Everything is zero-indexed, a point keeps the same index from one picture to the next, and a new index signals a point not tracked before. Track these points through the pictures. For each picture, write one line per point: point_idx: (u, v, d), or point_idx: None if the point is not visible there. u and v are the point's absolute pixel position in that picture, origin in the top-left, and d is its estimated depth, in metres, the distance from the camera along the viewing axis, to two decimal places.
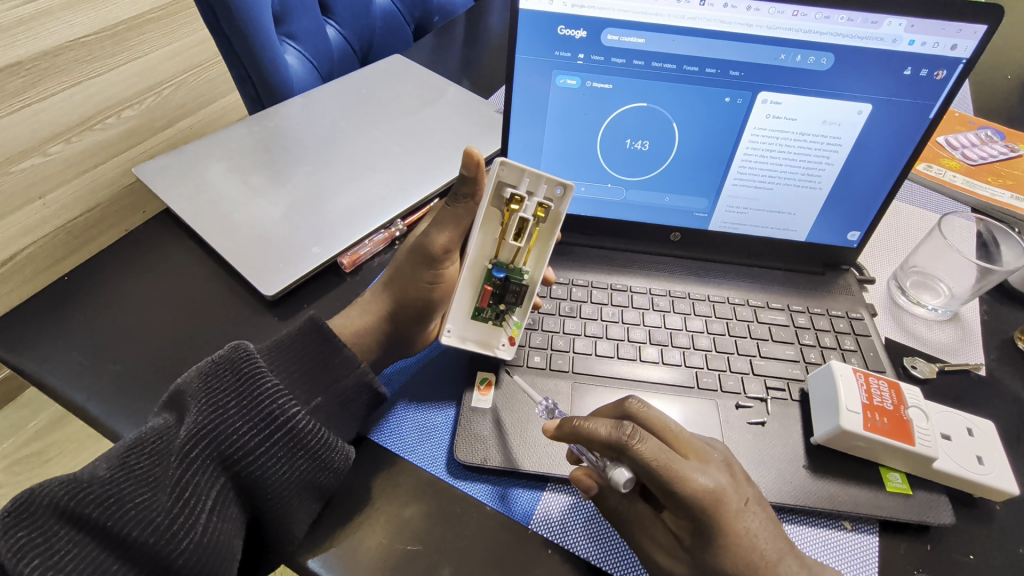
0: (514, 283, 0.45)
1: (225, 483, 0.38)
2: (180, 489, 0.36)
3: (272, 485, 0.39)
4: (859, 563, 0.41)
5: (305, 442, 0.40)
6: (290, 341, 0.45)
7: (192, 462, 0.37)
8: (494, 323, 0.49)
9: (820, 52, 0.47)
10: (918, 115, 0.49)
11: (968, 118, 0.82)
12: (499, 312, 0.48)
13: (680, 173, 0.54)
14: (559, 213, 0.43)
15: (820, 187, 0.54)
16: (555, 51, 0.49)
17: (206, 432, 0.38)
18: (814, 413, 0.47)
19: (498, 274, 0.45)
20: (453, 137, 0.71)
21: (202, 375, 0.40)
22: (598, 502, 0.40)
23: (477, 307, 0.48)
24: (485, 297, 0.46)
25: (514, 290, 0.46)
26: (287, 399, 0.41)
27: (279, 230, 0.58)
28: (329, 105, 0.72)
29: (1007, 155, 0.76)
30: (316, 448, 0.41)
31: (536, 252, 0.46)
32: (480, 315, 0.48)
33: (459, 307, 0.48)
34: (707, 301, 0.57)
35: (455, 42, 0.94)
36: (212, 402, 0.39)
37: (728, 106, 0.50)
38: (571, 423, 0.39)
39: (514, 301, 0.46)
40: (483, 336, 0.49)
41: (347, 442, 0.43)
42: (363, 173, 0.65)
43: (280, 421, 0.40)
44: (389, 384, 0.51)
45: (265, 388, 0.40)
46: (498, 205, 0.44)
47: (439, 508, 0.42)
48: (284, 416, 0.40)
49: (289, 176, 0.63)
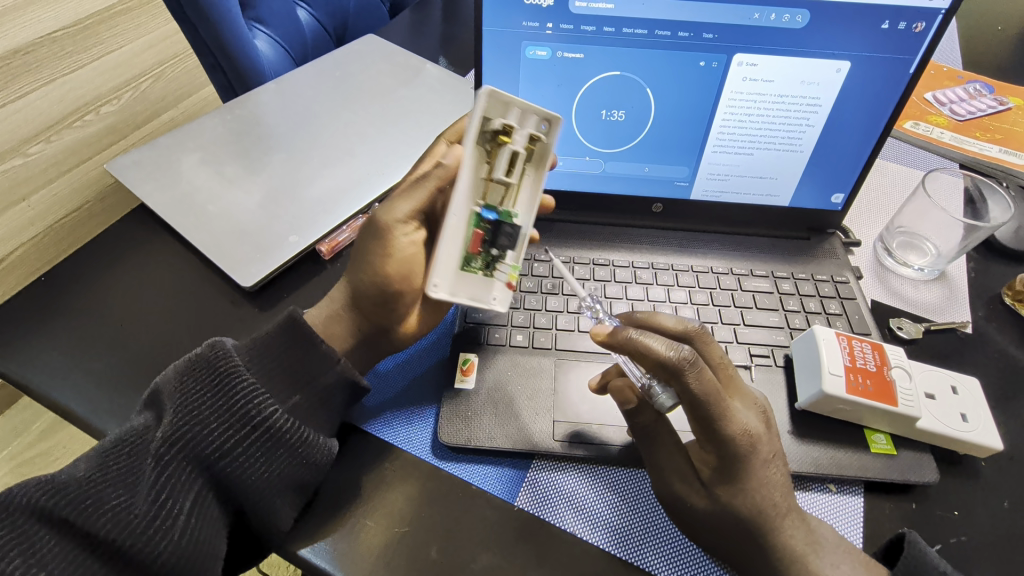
0: (507, 225, 0.42)
1: (205, 481, 0.38)
2: (157, 490, 0.36)
3: (251, 482, 0.38)
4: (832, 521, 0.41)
5: (283, 438, 0.40)
6: (267, 339, 0.43)
7: (167, 463, 0.37)
8: (485, 274, 0.43)
9: (795, 9, 0.46)
10: (898, 69, 0.48)
11: (957, 73, 0.80)
12: (489, 259, 0.43)
13: (658, 142, 0.53)
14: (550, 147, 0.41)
15: (801, 150, 0.52)
16: (523, 21, 0.47)
17: (181, 432, 0.37)
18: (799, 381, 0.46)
19: (488, 215, 0.41)
20: (431, 116, 0.70)
21: (179, 377, 0.40)
22: (632, 417, 0.41)
23: (466, 256, 0.42)
24: (476, 241, 0.41)
25: (507, 232, 0.42)
26: (263, 397, 0.40)
27: (254, 220, 0.57)
28: (302, 90, 0.71)
29: (996, 109, 0.74)
30: (295, 443, 0.40)
31: (526, 195, 0.43)
32: (469, 265, 0.42)
33: (447, 259, 0.41)
34: (689, 271, 0.56)
35: (432, 19, 0.91)
36: (189, 402, 0.38)
37: (702, 70, 0.49)
38: (625, 333, 0.37)
39: (509, 243, 0.42)
40: (472, 290, 0.42)
41: (329, 435, 0.43)
42: (340, 158, 0.64)
43: (256, 418, 0.39)
44: (378, 380, 0.49)
45: (240, 387, 0.40)
46: (484, 143, 0.40)
47: (425, 488, 0.43)
48: (259, 414, 0.39)
49: (262, 164, 0.62)
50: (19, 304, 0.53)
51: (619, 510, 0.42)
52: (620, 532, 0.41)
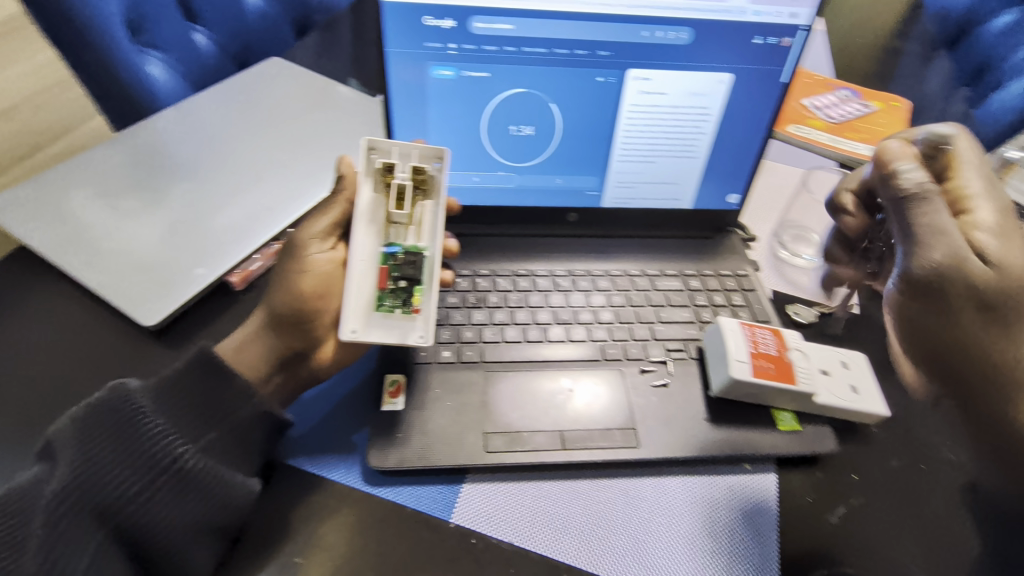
0: (409, 256, 0.45)
1: (104, 538, 0.34)
2: (47, 551, 0.33)
3: (161, 531, 0.36)
4: (749, 500, 0.44)
5: (196, 481, 0.38)
6: (178, 379, 0.40)
7: (59, 521, 0.33)
8: (402, 310, 0.45)
9: (678, 27, 0.49)
10: (772, 79, 0.52)
11: (828, 81, 0.89)
12: (401, 295, 0.45)
13: (566, 154, 0.55)
14: (440, 178, 0.47)
15: (697, 155, 0.56)
16: (425, 42, 0.48)
17: (76, 486, 0.34)
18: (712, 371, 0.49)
19: (391, 250, 0.46)
20: (343, 137, 0.69)
21: (75, 424, 0.37)
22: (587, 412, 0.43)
23: (378, 294, 0.45)
24: (382, 276, 0.45)
25: (411, 262, 0.45)
26: (173, 440, 0.38)
27: (155, 254, 0.54)
28: (202, 117, 0.68)
29: (862, 112, 0.83)
30: (210, 487, 0.38)
31: (426, 229, 0.47)
32: (383, 304, 0.45)
33: (356, 299, 0.44)
34: (606, 276, 0.58)
35: (340, 41, 0.91)
36: (86, 451, 0.35)
37: (601, 85, 0.52)
38: None
39: (414, 271, 0.45)
40: (391, 325, 0.44)
41: (250, 476, 0.40)
42: (248, 185, 0.61)
43: (165, 464, 0.37)
44: (301, 412, 0.47)
45: (147, 431, 0.37)
46: (379, 189, 0.47)
47: (356, 518, 0.41)
48: (169, 459, 0.37)
49: (163, 195, 0.59)
50: None
51: (556, 515, 0.43)
52: (558, 536, 0.41)
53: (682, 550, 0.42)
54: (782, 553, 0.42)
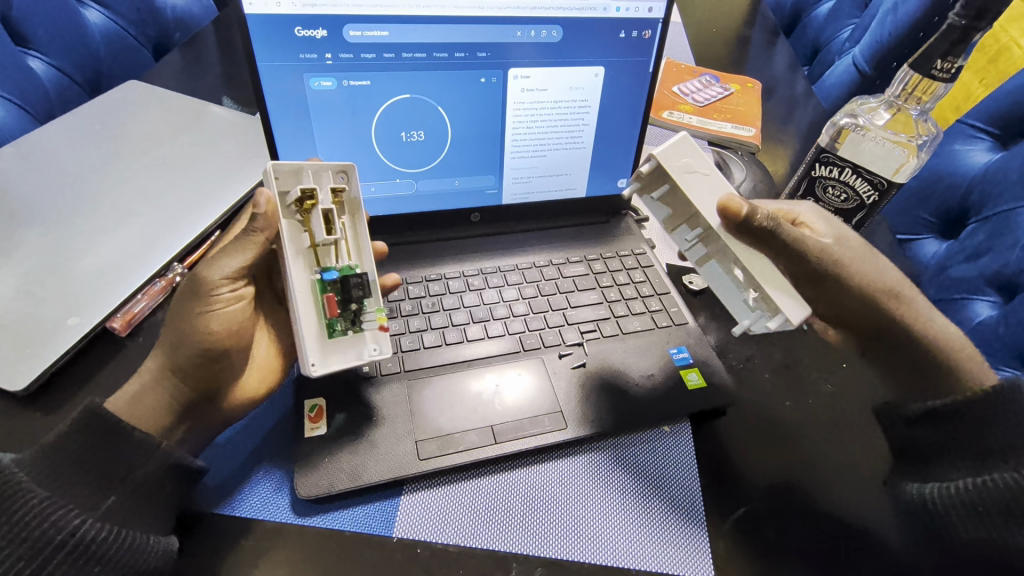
0: (353, 277, 0.40)
1: None
2: None
3: None
4: (673, 460, 0.48)
5: (100, 553, 0.34)
6: (61, 442, 0.36)
7: None
8: (354, 330, 0.41)
9: (550, 26, 0.52)
10: (641, 69, 0.56)
11: (692, 68, 0.97)
12: (353, 317, 0.41)
13: (460, 155, 0.56)
14: (357, 194, 0.42)
15: (584, 145, 0.59)
16: (300, 54, 0.47)
17: None
18: (699, 167, 0.43)
19: (330, 275, 0.40)
20: (222, 159, 0.65)
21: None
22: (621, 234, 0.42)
23: (326, 323, 0.40)
24: (330, 304, 0.40)
25: (356, 283, 0.40)
26: (65, 512, 0.34)
27: (14, 310, 0.48)
28: (50, 153, 0.61)
29: (724, 94, 0.92)
30: (118, 555, 0.34)
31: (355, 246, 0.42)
32: (334, 330, 0.41)
33: (307, 336, 0.39)
34: (516, 270, 0.60)
35: (204, 59, 0.85)
36: None
37: (485, 86, 0.53)
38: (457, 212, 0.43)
39: (363, 293, 0.41)
40: (345, 353, 0.40)
41: (162, 536, 0.37)
42: (118, 221, 0.56)
43: (58, 541, 0.33)
44: (218, 459, 0.43)
45: (28, 509, 0.33)
46: (294, 215, 0.40)
47: (292, 553, 0.40)
48: (63, 534, 0.33)
49: (14, 244, 0.52)
50: None
51: (497, 508, 0.43)
52: (501, 527, 0.42)
53: (624, 518, 0.44)
54: (707, 501, 0.45)
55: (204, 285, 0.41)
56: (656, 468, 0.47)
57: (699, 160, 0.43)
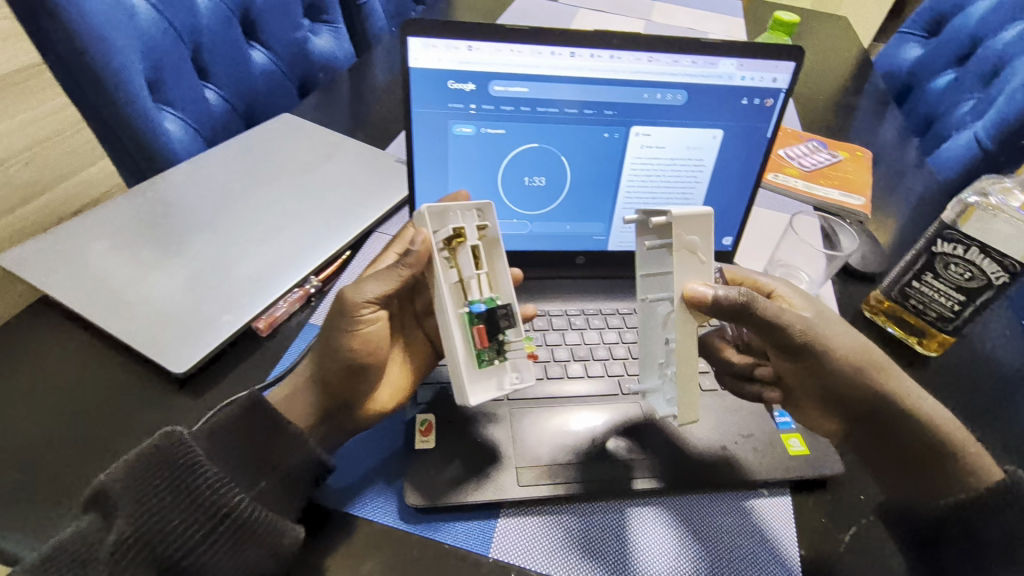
0: (498, 309, 0.42)
1: None
2: None
3: None
4: (772, 526, 0.46)
5: (251, 529, 0.39)
6: (227, 423, 0.43)
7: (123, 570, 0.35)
8: (500, 360, 0.44)
9: (676, 90, 0.55)
10: (758, 134, 0.58)
11: (799, 133, 0.97)
12: (499, 346, 0.43)
13: (575, 202, 0.60)
14: (497, 231, 0.44)
15: (694, 202, 0.61)
16: (449, 103, 0.53)
17: (140, 534, 0.37)
18: (702, 250, 0.41)
19: (478, 308, 0.42)
20: (356, 188, 0.72)
21: (130, 472, 0.38)
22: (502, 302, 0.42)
23: (477, 352, 0.43)
24: (480, 337, 0.42)
25: (502, 314, 0.42)
26: (229, 487, 0.40)
27: (182, 303, 0.55)
28: (219, 171, 0.70)
29: (832, 161, 0.91)
30: (264, 533, 0.39)
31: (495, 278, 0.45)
32: (483, 360, 0.43)
33: (461, 367, 0.42)
34: (616, 314, 0.62)
35: (343, 97, 0.95)
36: (148, 500, 0.38)
37: (608, 140, 0.57)
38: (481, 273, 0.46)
39: (509, 324, 0.43)
40: (492, 381, 0.43)
41: (294, 519, 0.42)
42: (269, 234, 0.64)
43: (222, 512, 0.39)
44: (345, 461, 0.47)
45: (202, 479, 0.39)
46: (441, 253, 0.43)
47: (396, 556, 0.43)
48: (226, 506, 0.39)
49: (185, 246, 0.60)
50: None
51: (589, 546, 0.44)
52: (593, 566, 0.43)
53: None
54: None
55: (350, 306, 0.45)
56: (753, 532, 0.46)
57: (703, 242, 0.40)
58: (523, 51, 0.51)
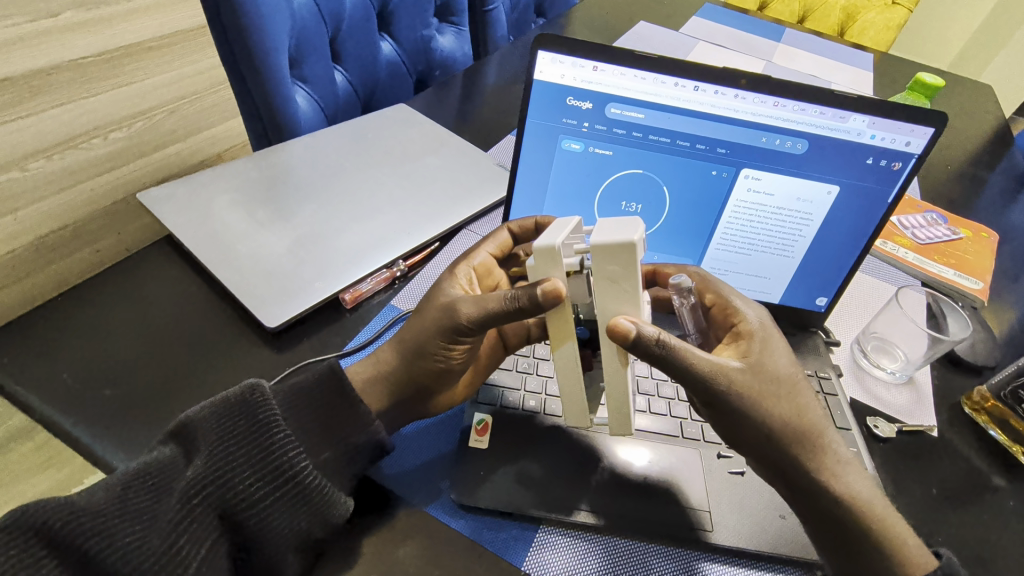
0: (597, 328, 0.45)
1: (222, 526, 0.39)
2: (176, 532, 0.37)
3: (269, 534, 0.40)
4: None
5: (308, 494, 0.41)
6: (306, 388, 0.46)
7: (193, 507, 0.38)
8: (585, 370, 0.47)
9: (797, 138, 0.53)
10: (879, 197, 0.55)
11: (917, 202, 0.90)
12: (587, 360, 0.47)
13: (667, 234, 0.59)
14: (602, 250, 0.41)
15: (793, 256, 0.59)
16: (562, 118, 0.54)
17: (213, 477, 0.39)
18: (625, 282, 0.37)
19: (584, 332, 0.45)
20: (453, 184, 0.75)
21: (215, 417, 0.41)
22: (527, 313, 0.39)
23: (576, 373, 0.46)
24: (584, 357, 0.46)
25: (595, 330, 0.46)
26: (298, 451, 0.42)
27: (283, 265, 0.60)
28: (334, 147, 0.75)
29: (950, 237, 0.84)
30: (318, 501, 0.41)
31: None
32: None
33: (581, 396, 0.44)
34: None
35: (454, 95, 0.99)
36: (226, 446, 0.40)
37: (714, 178, 0.55)
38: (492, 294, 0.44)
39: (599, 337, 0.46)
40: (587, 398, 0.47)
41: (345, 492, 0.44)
42: (368, 214, 0.67)
43: (288, 472, 0.41)
44: (404, 444, 0.50)
45: (276, 438, 0.42)
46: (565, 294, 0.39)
47: (433, 546, 0.44)
48: (291, 468, 0.41)
49: (293, 213, 0.65)
50: (39, 324, 0.54)
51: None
52: None
53: None
54: None
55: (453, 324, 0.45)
56: None
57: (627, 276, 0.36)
58: (647, 79, 0.51)
